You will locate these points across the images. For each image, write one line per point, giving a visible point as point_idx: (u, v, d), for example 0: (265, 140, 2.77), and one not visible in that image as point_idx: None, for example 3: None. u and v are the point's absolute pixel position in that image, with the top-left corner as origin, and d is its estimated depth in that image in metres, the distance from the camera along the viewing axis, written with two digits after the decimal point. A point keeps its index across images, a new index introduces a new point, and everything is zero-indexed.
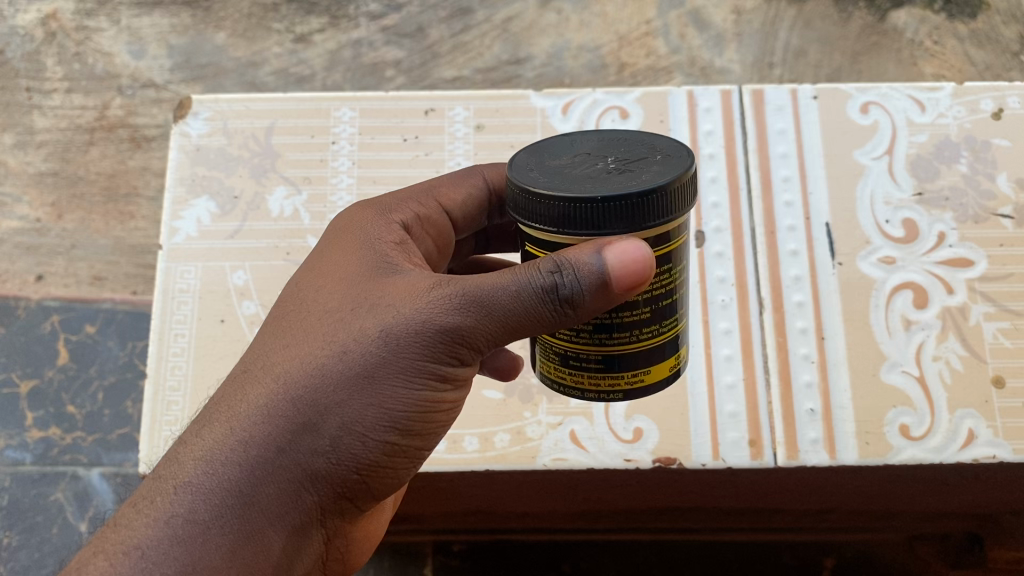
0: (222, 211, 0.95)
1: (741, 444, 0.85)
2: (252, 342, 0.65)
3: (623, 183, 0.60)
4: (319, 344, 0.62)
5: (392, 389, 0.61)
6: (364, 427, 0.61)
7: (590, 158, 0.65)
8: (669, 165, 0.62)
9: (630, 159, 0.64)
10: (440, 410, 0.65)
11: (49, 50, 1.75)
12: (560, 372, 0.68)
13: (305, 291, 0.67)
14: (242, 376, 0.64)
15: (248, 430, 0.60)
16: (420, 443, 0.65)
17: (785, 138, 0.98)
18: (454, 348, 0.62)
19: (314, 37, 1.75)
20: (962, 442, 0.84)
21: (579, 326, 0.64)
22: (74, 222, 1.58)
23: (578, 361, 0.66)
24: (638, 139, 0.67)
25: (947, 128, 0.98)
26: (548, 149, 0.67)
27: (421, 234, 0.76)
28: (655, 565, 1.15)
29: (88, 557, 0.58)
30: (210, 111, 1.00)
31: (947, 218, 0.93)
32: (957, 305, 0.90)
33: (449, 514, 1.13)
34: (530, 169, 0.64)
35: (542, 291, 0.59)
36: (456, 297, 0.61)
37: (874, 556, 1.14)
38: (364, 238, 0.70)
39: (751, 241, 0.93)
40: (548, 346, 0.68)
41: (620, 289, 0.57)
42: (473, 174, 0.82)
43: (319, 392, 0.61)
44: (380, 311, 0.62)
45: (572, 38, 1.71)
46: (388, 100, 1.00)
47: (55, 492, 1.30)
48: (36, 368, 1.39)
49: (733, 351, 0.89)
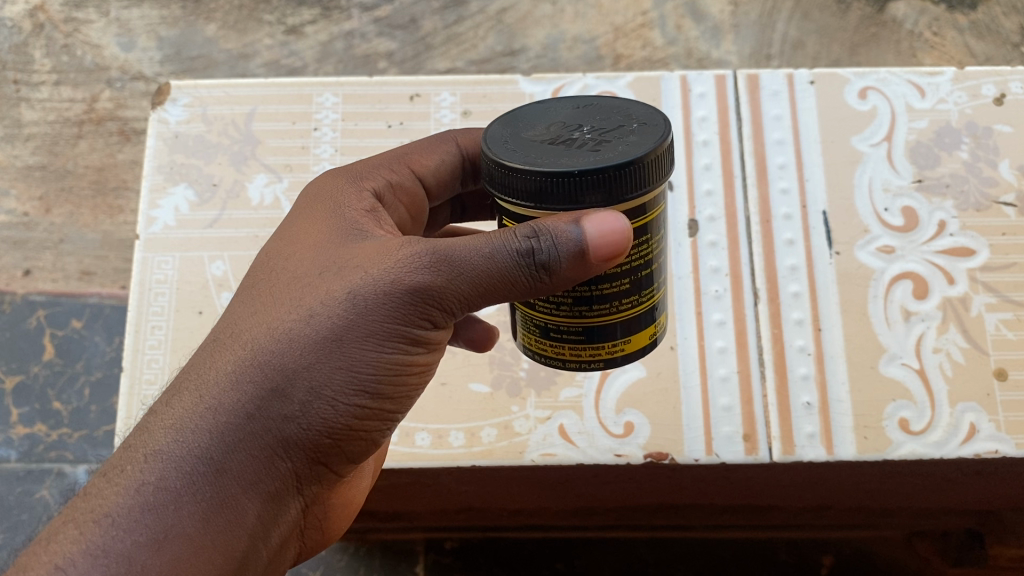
0: (200, 199, 0.92)
1: (735, 439, 0.83)
2: (223, 310, 0.63)
3: (597, 156, 0.57)
4: (289, 307, 0.59)
5: (365, 352, 0.59)
6: (337, 390, 0.58)
7: (566, 129, 0.62)
8: (646, 136, 0.60)
9: (606, 129, 0.61)
10: (413, 373, 0.62)
11: (37, 42, 1.72)
12: (541, 344, 0.66)
13: (276, 257, 0.65)
14: (212, 344, 0.61)
15: (217, 397, 0.57)
16: (394, 406, 0.63)
17: (781, 124, 0.95)
18: (427, 311, 0.59)
19: (306, 29, 1.73)
20: (963, 436, 0.81)
21: (558, 299, 0.62)
22: (62, 216, 1.55)
23: (559, 333, 0.64)
24: (613, 106, 0.64)
25: (948, 114, 0.95)
26: (522, 119, 0.64)
27: (393, 202, 0.74)
28: (651, 564, 1.13)
29: (58, 527, 0.55)
30: (190, 98, 0.97)
31: (948, 206, 0.91)
32: (957, 296, 0.87)
33: (440, 512, 1.11)
34: (504, 142, 0.61)
35: (517, 256, 0.57)
36: (427, 258, 0.58)
37: (870, 554, 1.14)
38: (334, 205, 0.68)
39: (746, 231, 0.91)
40: (528, 318, 0.66)
41: (598, 259, 0.55)
42: (446, 139, 0.79)
43: (289, 355, 0.58)
44: (351, 272, 0.60)
45: (567, 29, 1.69)
46: (372, 85, 0.97)
47: (41, 489, 1.27)
48: (21, 364, 1.36)
49: (727, 343, 0.87)
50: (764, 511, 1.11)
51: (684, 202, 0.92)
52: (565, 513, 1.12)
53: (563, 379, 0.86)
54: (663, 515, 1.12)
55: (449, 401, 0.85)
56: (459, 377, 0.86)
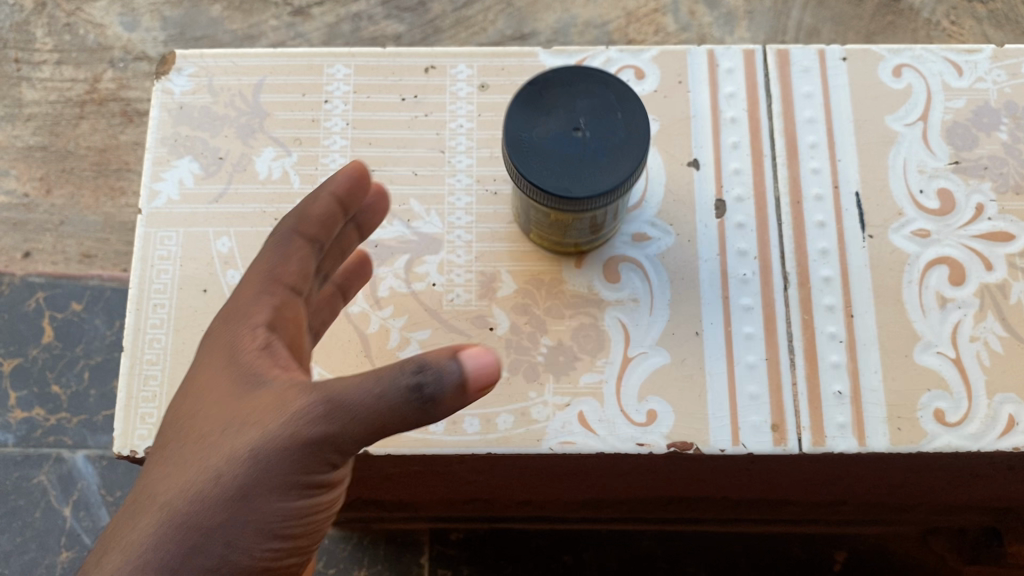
0: (206, 172, 0.88)
1: (763, 429, 0.80)
2: (141, 470, 0.65)
3: (608, 170, 0.71)
4: (200, 467, 0.62)
5: (270, 503, 0.62)
6: (252, 535, 0.62)
7: (567, 123, 0.72)
8: (633, 128, 0.73)
9: (600, 122, 0.73)
10: (317, 511, 0.65)
11: (38, 20, 1.69)
12: (551, 238, 0.83)
13: (185, 414, 0.67)
14: (134, 499, 0.64)
15: (141, 554, 0.61)
16: (305, 541, 0.66)
17: (813, 102, 0.90)
18: (325, 455, 0.62)
19: (313, 10, 1.69)
20: (1002, 429, 0.80)
21: (567, 229, 0.80)
22: (62, 197, 1.55)
23: (569, 234, 0.80)
24: (591, 81, 0.74)
25: (986, 93, 0.91)
26: (523, 112, 0.73)
27: (283, 325, 0.71)
28: (660, 554, 1.32)
29: None
30: (195, 67, 0.92)
31: (985, 189, 0.87)
32: (995, 282, 0.84)
33: (444, 508, 1.27)
34: (526, 152, 0.72)
35: (404, 395, 0.57)
36: (319, 409, 0.60)
37: (880, 547, 1.32)
38: (231, 348, 0.68)
39: (775, 213, 0.86)
40: (544, 226, 0.81)
41: (476, 390, 0.57)
42: (287, 236, 0.75)
43: (205, 513, 0.61)
44: (251, 429, 0.62)
45: (577, 13, 1.67)
46: (385, 57, 0.92)
47: (39, 474, 1.39)
48: (21, 347, 1.44)
49: (755, 329, 0.83)
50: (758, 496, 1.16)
51: (710, 181, 0.87)
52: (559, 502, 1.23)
53: (582, 364, 0.82)
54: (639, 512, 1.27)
55: None
56: None
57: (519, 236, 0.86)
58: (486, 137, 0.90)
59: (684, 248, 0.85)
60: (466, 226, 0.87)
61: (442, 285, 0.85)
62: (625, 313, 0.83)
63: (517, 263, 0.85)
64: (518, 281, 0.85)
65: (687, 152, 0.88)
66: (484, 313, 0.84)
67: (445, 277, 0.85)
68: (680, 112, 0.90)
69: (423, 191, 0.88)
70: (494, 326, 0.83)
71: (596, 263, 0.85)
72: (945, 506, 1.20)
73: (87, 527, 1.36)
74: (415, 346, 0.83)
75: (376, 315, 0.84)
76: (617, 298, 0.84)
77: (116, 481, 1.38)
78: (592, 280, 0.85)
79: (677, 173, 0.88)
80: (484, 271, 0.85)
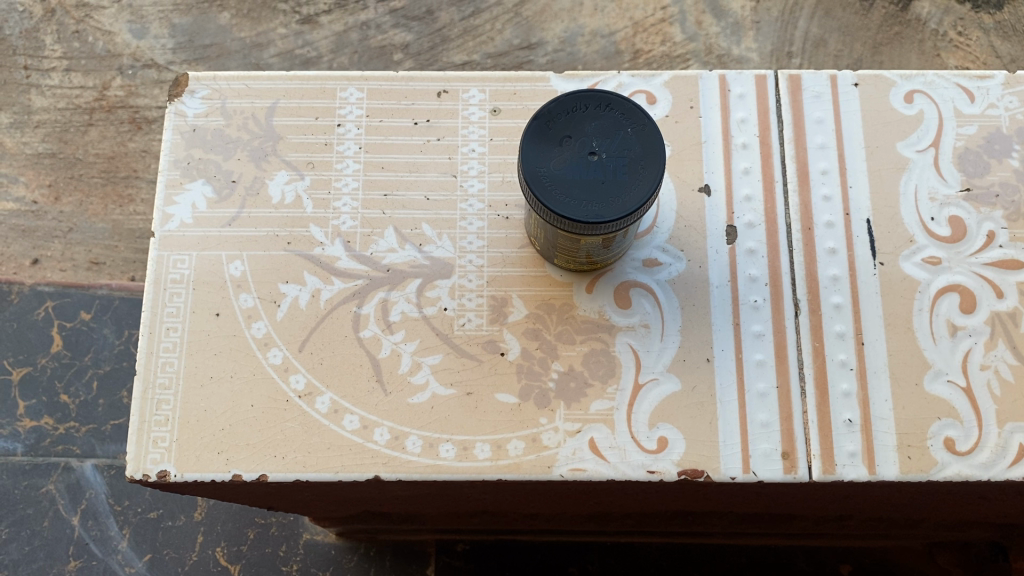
0: (218, 196, 0.88)
1: (774, 457, 0.80)
2: None
3: (632, 187, 0.72)
4: None
5: None
6: None
7: (581, 149, 0.72)
8: (646, 139, 0.73)
9: (612, 140, 0.73)
10: None
11: (48, 28, 1.80)
12: (576, 262, 0.83)
13: None
14: None
15: None
16: None
17: (824, 128, 0.90)
18: None
19: (321, 18, 1.79)
20: (1011, 459, 0.80)
21: (590, 251, 0.80)
22: (71, 205, 1.65)
23: (594, 254, 0.80)
24: (593, 102, 0.75)
25: (998, 119, 0.90)
26: (535, 149, 0.73)
27: None
28: (666, 567, 1.32)
29: None
30: (208, 89, 0.92)
31: (997, 216, 0.87)
32: (1006, 310, 0.84)
33: (448, 520, 1.28)
34: (549, 187, 0.72)
35: None
36: None
37: (887, 562, 1.31)
38: None
39: (787, 239, 0.86)
40: (568, 253, 0.81)
41: None
42: None
43: None
44: None
45: (585, 23, 1.77)
46: (397, 80, 0.93)
47: (48, 483, 1.41)
48: (30, 356, 1.48)
49: (766, 356, 0.83)
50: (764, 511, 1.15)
51: (721, 206, 0.87)
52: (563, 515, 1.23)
53: (593, 391, 0.82)
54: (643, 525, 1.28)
55: (475, 411, 0.82)
56: (485, 387, 0.83)
57: (531, 261, 0.86)
58: (498, 162, 0.90)
59: (696, 274, 0.85)
60: (478, 250, 0.87)
61: (453, 309, 0.85)
62: (636, 339, 0.84)
63: (529, 288, 0.85)
64: (529, 306, 0.85)
65: (698, 178, 0.88)
66: (495, 338, 0.84)
67: (456, 301, 0.85)
68: (691, 137, 0.90)
69: (435, 216, 0.88)
70: (505, 351, 0.84)
71: (607, 289, 0.85)
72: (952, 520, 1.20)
73: (96, 536, 1.38)
74: (426, 371, 0.83)
75: (388, 339, 0.84)
76: (628, 323, 0.84)
77: (124, 490, 1.40)
78: (602, 306, 0.85)
79: (688, 199, 0.88)
80: (495, 296, 0.85)
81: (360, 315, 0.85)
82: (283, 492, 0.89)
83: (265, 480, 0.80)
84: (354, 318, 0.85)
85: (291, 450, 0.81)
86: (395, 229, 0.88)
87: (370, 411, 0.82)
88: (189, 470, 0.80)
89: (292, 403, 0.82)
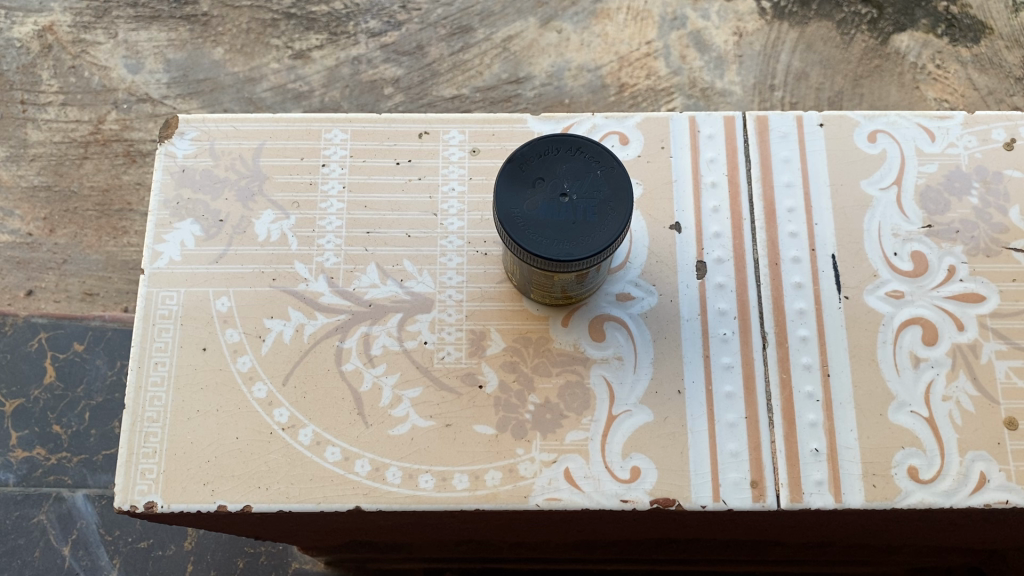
0: (206, 234, 0.91)
1: (743, 485, 0.83)
2: None
3: (602, 227, 0.75)
4: None
5: None
6: None
7: (553, 191, 0.76)
8: (615, 181, 0.77)
9: (583, 182, 0.76)
10: None
11: (45, 63, 1.84)
12: (550, 298, 0.86)
13: None
14: None
15: None
16: None
17: (791, 167, 0.93)
18: None
19: (313, 53, 1.83)
20: (973, 486, 0.83)
21: (562, 287, 0.83)
22: (65, 237, 1.68)
23: (566, 289, 0.84)
24: (565, 147, 0.78)
25: (958, 158, 0.94)
26: (508, 191, 0.76)
27: None
28: None
29: None
30: (197, 131, 0.95)
31: (957, 252, 0.90)
32: (967, 342, 0.87)
33: (436, 549, 1.30)
34: (523, 227, 0.75)
35: None
36: None
37: None
38: None
39: (754, 273, 0.89)
40: (541, 288, 0.85)
41: None
42: None
43: None
44: None
45: (571, 57, 1.82)
46: (380, 122, 0.96)
47: (39, 513, 1.43)
48: (23, 387, 1.50)
49: (735, 388, 0.85)
50: (749, 538, 1.17)
51: (690, 243, 0.91)
52: (548, 543, 1.25)
53: (569, 422, 0.85)
54: (629, 553, 1.30)
55: (453, 443, 0.84)
56: (464, 419, 0.85)
57: (508, 295, 0.89)
58: (477, 200, 0.93)
59: (667, 308, 0.88)
60: (458, 286, 0.90)
61: (433, 343, 0.88)
62: (610, 371, 0.86)
63: (507, 322, 0.88)
64: (507, 339, 0.88)
65: (669, 216, 0.92)
66: (473, 370, 0.87)
67: (436, 335, 0.88)
68: (663, 176, 0.93)
69: (416, 252, 0.91)
70: (483, 383, 0.86)
71: (581, 322, 0.88)
72: (931, 546, 1.22)
73: (87, 566, 1.40)
74: (406, 404, 0.86)
75: (369, 372, 0.87)
76: (602, 355, 0.87)
77: (114, 520, 1.41)
78: (577, 339, 0.87)
79: (660, 236, 0.91)
80: (474, 329, 0.88)
81: (343, 349, 0.87)
82: (269, 522, 0.91)
83: (250, 510, 0.83)
84: (336, 352, 0.87)
85: (274, 482, 0.83)
86: (377, 266, 0.91)
87: (350, 443, 0.84)
88: (175, 501, 0.83)
89: (275, 435, 0.85)
